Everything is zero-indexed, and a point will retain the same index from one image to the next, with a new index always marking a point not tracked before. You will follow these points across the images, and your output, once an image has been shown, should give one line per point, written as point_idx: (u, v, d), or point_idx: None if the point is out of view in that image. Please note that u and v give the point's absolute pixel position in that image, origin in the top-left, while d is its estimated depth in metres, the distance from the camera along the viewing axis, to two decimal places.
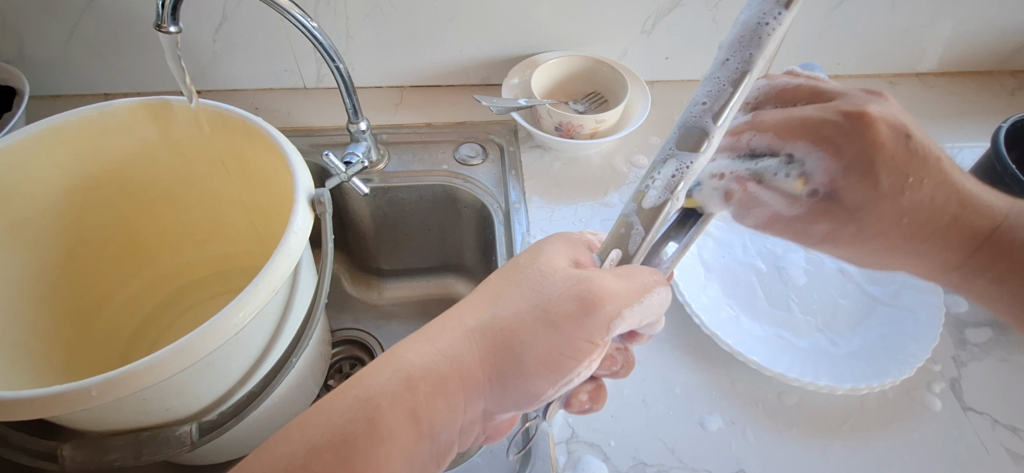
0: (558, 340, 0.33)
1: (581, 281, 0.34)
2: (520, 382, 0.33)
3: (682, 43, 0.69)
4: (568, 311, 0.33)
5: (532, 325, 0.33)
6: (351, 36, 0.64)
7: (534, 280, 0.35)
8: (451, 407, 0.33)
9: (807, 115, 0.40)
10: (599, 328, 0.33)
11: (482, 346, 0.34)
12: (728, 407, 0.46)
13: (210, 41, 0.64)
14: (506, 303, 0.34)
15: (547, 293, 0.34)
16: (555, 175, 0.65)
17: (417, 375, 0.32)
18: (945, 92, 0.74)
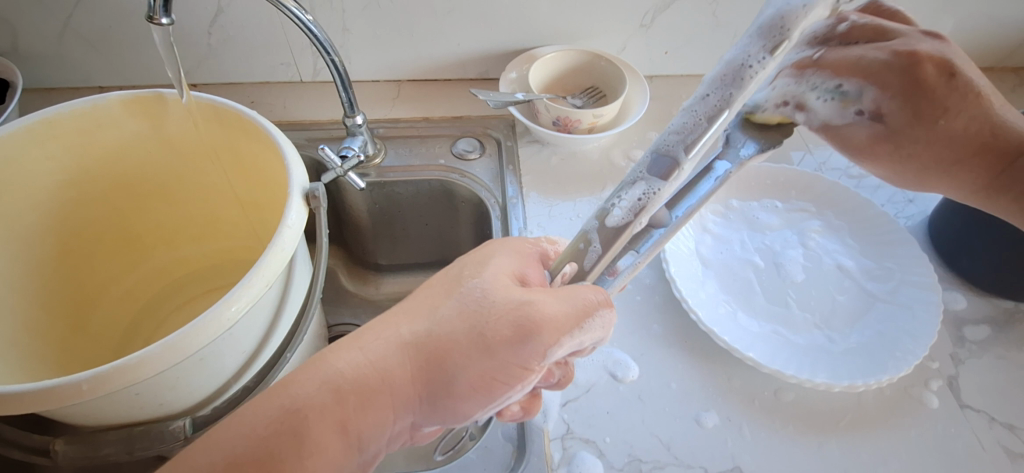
0: (493, 364, 0.32)
1: (521, 306, 0.33)
2: (451, 402, 0.32)
3: (681, 37, 0.69)
4: (506, 332, 0.32)
5: (469, 345, 0.32)
6: (347, 29, 0.64)
7: (477, 294, 0.34)
8: (379, 422, 0.32)
9: (862, 55, 0.32)
10: (536, 352, 0.32)
11: (416, 361, 0.33)
12: (724, 404, 0.46)
13: (205, 34, 0.64)
14: (448, 312, 0.34)
15: (487, 312, 0.33)
16: (553, 170, 0.64)
17: (345, 389, 0.31)
18: None
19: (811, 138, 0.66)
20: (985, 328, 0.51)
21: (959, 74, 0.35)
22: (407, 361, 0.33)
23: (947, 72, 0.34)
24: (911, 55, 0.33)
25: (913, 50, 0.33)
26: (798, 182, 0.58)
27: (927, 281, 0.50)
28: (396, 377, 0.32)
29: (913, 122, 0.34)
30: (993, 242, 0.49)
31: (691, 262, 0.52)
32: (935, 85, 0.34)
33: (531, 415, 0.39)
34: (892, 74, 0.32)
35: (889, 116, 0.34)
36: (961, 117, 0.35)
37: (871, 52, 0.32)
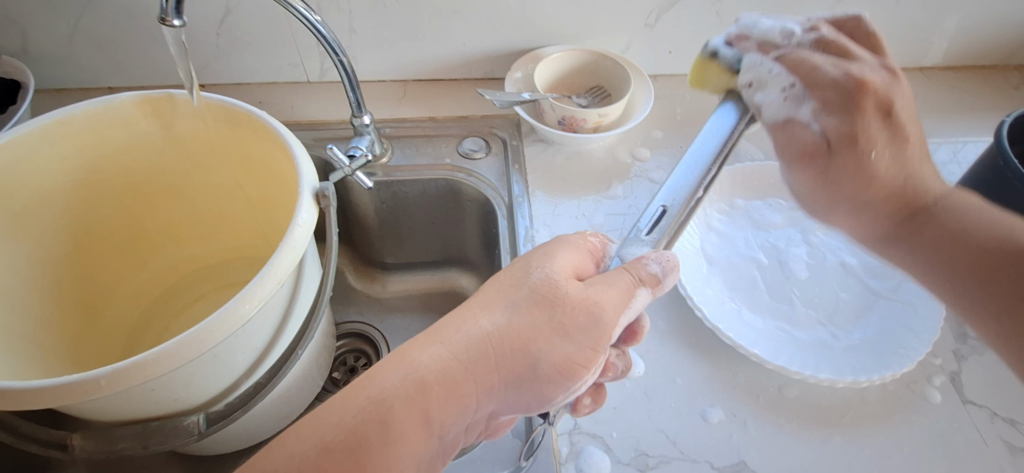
0: (572, 347, 0.35)
1: (587, 296, 0.37)
2: (535, 387, 0.35)
3: (685, 37, 0.69)
4: (580, 322, 0.36)
5: (546, 332, 0.35)
6: (354, 30, 0.64)
7: (547, 288, 0.37)
8: (468, 414, 0.35)
9: (819, 66, 0.43)
10: (601, 333, 0.36)
11: (495, 350, 0.35)
12: (729, 399, 0.46)
13: (213, 34, 0.65)
14: (523, 304, 0.36)
15: (559, 301, 0.36)
16: (558, 169, 0.64)
17: (434, 384, 0.34)
18: (950, 87, 0.74)
19: None
20: None
21: (898, 115, 0.43)
22: (485, 353, 0.35)
23: (883, 114, 0.43)
24: (861, 81, 0.42)
25: (867, 79, 0.43)
26: None
27: None
28: (475, 371, 0.35)
29: (844, 141, 0.43)
30: None
31: (695, 259, 0.53)
32: (870, 99, 0.42)
33: (599, 403, 0.42)
34: (835, 92, 0.42)
35: (840, 128, 0.43)
36: (883, 156, 0.43)
37: (833, 66, 0.43)
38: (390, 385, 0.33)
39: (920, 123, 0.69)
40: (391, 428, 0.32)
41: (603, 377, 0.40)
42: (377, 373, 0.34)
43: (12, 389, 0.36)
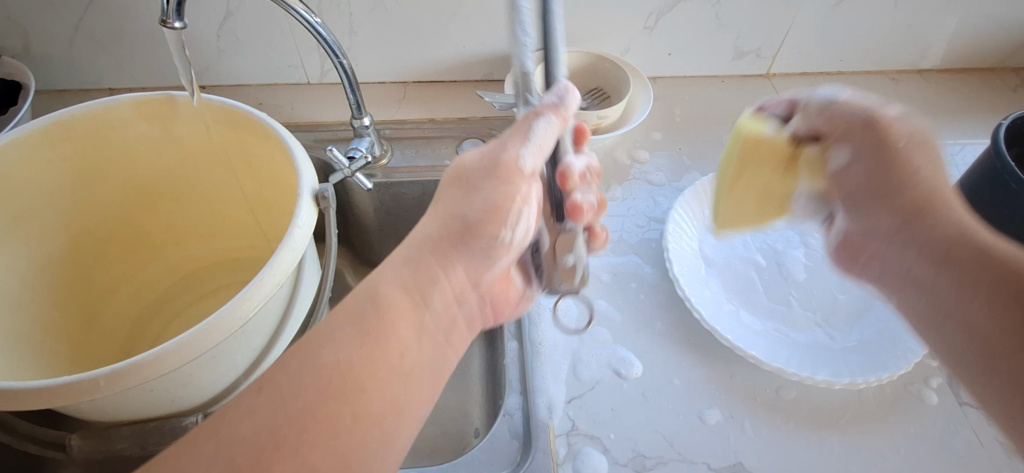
0: (489, 187, 0.41)
1: (492, 164, 0.42)
2: (477, 232, 0.41)
3: (684, 39, 0.69)
4: (490, 243, 0.41)
5: (463, 228, 0.41)
6: (354, 32, 0.65)
7: (455, 198, 0.42)
8: (415, 348, 0.37)
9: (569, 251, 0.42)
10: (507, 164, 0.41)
11: (435, 254, 0.40)
12: (726, 401, 0.46)
13: (214, 36, 0.65)
14: (437, 223, 0.41)
15: (467, 203, 0.41)
16: None
17: (369, 331, 0.35)
18: (949, 90, 0.74)
19: None
20: None
21: None
22: (413, 286, 0.38)
23: None
24: None
25: None
26: None
27: None
28: (423, 273, 0.39)
29: None
30: None
31: (693, 261, 0.53)
32: None
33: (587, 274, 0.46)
34: None
35: None
36: None
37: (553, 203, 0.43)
38: (326, 336, 0.34)
39: None
40: (346, 370, 0.33)
41: (577, 217, 0.43)
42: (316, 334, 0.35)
43: (12, 388, 0.36)
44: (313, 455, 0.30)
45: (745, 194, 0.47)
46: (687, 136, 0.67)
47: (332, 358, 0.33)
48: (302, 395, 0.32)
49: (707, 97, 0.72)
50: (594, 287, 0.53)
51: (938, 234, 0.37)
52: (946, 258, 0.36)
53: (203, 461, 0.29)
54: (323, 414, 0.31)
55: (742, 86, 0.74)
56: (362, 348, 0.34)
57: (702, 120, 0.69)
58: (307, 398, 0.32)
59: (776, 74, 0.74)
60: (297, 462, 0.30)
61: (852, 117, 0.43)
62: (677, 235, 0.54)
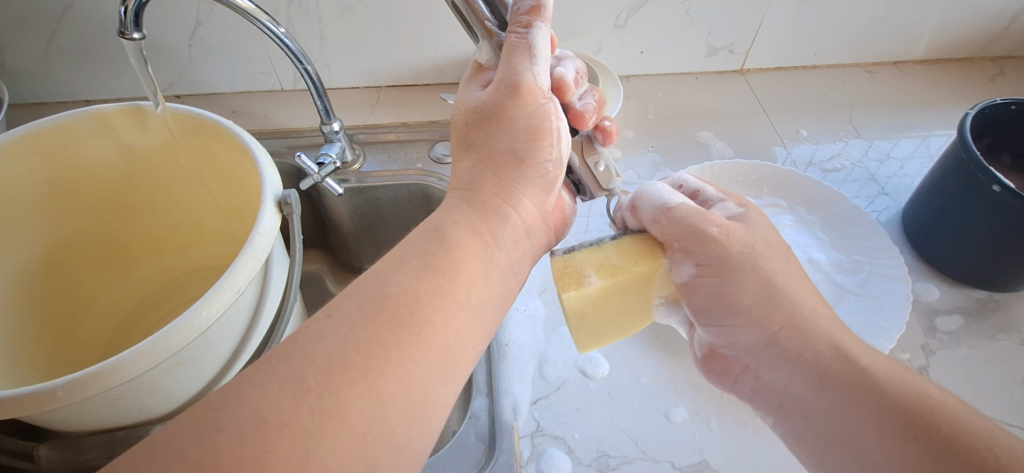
0: (522, 121, 0.40)
1: (502, 109, 0.40)
2: (526, 164, 0.41)
3: (655, 36, 0.69)
4: (545, 153, 0.41)
5: (508, 182, 0.40)
6: (324, 38, 0.65)
7: (487, 158, 0.40)
8: (484, 280, 0.35)
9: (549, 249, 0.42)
10: (532, 91, 0.40)
11: (486, 212, 0.38)
12: (693, 399, 0.46)
13: (186, 45, 0.65)
14: (474, 188, 0.39)
15: (496, 157, 0.40)
16: None
17: (439, 264, 0.33)
18: (925, 80, 0.73)
19: (784, 132, 0.67)
20: (957, 317, 0.51)
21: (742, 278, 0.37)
22: (472, 215, 0.38)
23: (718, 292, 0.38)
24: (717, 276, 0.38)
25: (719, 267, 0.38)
26: (770, 178, 0.59)
27: (897, 273, 0.50)
28: (489, 226, 0.38)
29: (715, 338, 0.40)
30: (962, 235, 0.50)
31: None
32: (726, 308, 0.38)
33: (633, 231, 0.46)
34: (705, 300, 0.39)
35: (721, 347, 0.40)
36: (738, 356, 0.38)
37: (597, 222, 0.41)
38: (388, 273, 0.32)
39: (895, 117, 0.69)
40: (410, 298, 0.31)
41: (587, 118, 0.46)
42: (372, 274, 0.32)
43: None
44: (387, 392, 0.28)
45: (600, 332, 0.41)
46: (659, 134, 0.67)
47: (406, 291, 0.31)
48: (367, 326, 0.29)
49: (681, 94, 0.72)
50: None
51: (811, 351, 0.34)
52: (828, 374, 0.33)
53: (269, 391, 0.26)
54: (393, 347, 0.29)
55: (717, 82, 0.73)
56: (434, 282, 0.32)
57: (675, 117, 0.69)
58: (371, 329, 0.29)
59: (751, 69, 0.74)
60: (370, 394, 0.27)
61: (687, 226, 0.39)
62: None
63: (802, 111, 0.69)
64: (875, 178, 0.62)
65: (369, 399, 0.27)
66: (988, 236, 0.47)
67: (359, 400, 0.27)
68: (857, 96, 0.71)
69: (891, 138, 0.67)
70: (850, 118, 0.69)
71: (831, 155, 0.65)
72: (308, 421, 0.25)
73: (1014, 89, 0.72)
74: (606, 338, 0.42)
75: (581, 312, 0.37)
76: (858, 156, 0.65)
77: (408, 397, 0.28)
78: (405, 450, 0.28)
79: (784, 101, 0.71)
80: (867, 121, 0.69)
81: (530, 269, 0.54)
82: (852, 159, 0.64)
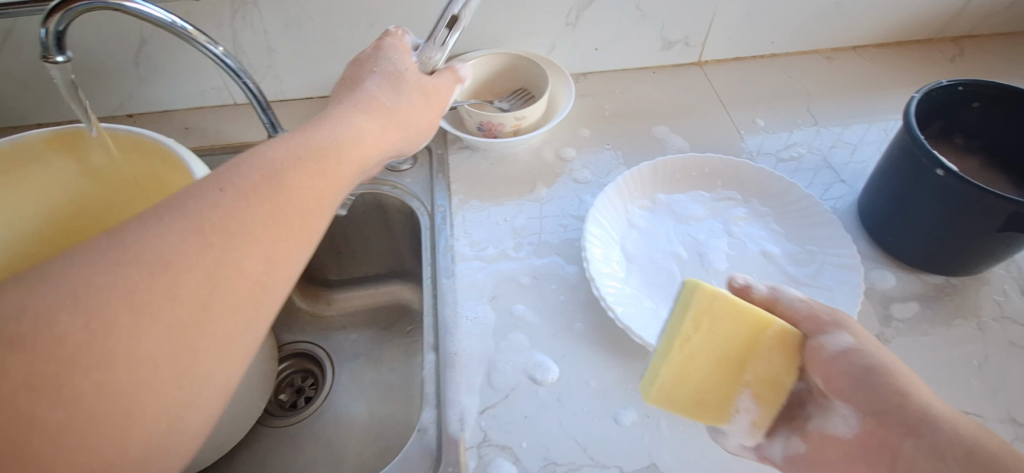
0: (393, 98, 0.41)
1: (382, 83, 0.42)
2: (392, 120, 0.41)
3: (608, 32, 0.68)
4: (411, 122, 0.42)
5: (363, 129, 0.38)
6: (272, 50, 0.65)
7: (353, 104, 0.40)
8: (313, 211, 0.32)
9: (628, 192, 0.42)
10: (412, 79, 0.43)
11: (335, 142, 0.35)
12: (643, 400, 0.45)
13: (132, 64, 0.65)
14: (329, 119, 0.37)
15: (364, 106, 0.40)
16: (483, 176, 0.62)
17: (280, 203, 0.30)
18: (885, 64, 0.72)
19: (741, 124, 0.66)
20: (913, 305, 0.50)
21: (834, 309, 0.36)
22: (313, 156, 0.34)
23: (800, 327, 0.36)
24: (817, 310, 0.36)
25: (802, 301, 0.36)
26: (723, 171, 0.58)
27: (850, 261, 0.49)
28: (334, 160, 0.35)
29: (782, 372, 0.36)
30: (913, 220, 0.49)
31: (613, 257, 0.52)
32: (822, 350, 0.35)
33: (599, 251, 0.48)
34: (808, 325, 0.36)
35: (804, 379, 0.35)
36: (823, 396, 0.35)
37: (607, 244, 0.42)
38: (220, 196, 0.29)
39: (853, 103, 0.68)
40: (236, 232, 0.28)
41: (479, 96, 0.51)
42: (205, 191, 0.29)
43: None
44: (184, 332, 0.26)
45: (709, 393, 0.35)
46: (615, 131, 0.66)
47: (241, 225, 0.29)
48: (182, 255, 0.26)
49: (638, 90, 0.71)
50: (514, 291, 0.52)
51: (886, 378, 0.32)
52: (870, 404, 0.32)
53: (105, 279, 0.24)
54: (213, 285, 0.27)
55: (674, 76, 0.72)
56: (267, 221, 0.29)
57: (631, 113, 0.68)
58: (185, 258, 0.26)
59: (708, 61, 0.73)
60: (163, 331, 0.25)
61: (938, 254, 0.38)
62: (597, 234, 0.53)
63: (759, 101, 0.69)
64: (832, 166, 0.62)
65: (165, 334, 0.25)
66: (938, 220, 0.46)
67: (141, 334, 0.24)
68: (816, 84, 0.70)
69: (848, 125, 0.66)
70: (808, 106, 0.68)
71: (787, 145, 0.64)
72: (64, 361, 0.23)
73: (973, 70, 0.71)
74: (711, 404, 0.35)
75: (689, 354, 0.33)
76: (815, 144, 0.64)
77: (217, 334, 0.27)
78: (196, 390, 0.26)
79: (742, 92, 0.70)
80: (825, 108, 0.68)
81: (481, 275, 0.53)
82: (809, 148, 0.63)
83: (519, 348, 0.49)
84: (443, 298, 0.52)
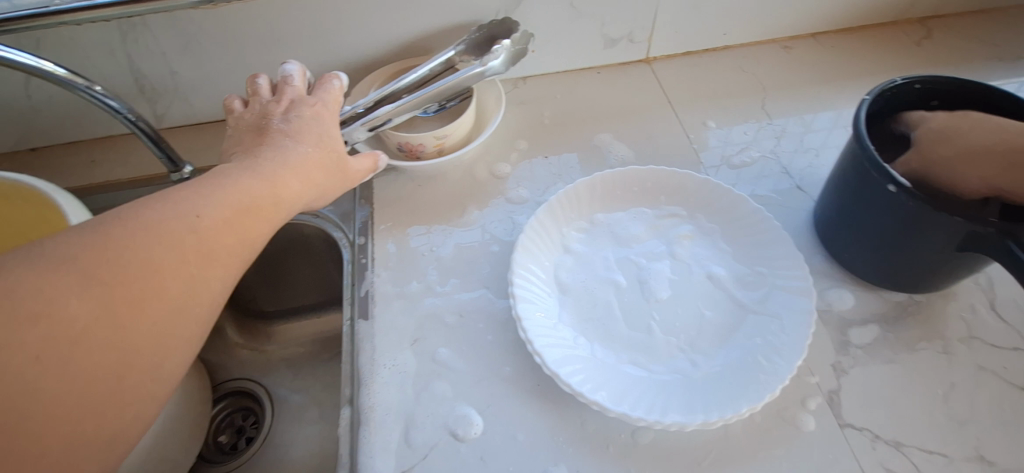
0: (310, 144, 0.43)
1: (306, 120, 0.46)
2: (298, 169, 0.41)
3: (544, 32, 0.63)
4: (311, 166, 0.42)
5: (258, 190, 0.37)
6: (174, 72, 0.59)
7: (261, 160, 0.40)
8: (201, 287, 0.32)
9: None
10: (330, 110, 0.48)
11: (228, 209, 0.35)
12: (574, 454, 0.41)
13: (21, 96, 0.59)
14: (221, 180, 0.37)
15: (264, 164, 0.40)
16: (409, 199, 0.57)
17: (186, 249, 0.32)
18: (846, 51, 0.67)
19: (691, 127, 0.61)
20: (872, 327, 0.46)
21: None
22: (247, 208, 0.36)
23: None
24: None
25: None
26: (667, 184, 0.53)
27: (799, 285, 0.45)
28: (224, 228, 0.34)
29: None
30: (868, 234, 0.44)
31: (545, 289, 0.48)
32: None
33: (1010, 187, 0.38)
34: None
35: None
36: None
37: None
38: (84, 267, 0.28)
39: (812, 97, 0.63)
40: (146, 273, 0.30)
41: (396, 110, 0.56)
42: (108, 226, 0.31)
43: None
44: (84, 370, 0.28)
45: None
46: (554, 142, 0.61)
47: (136, 273, 0.30)
48: (85, 301, 0.28)
49: (580, 93, 0.65)
50: (437, 332, 0.48)
51: None
52: None
53: None
54: (115, 325, 0.29)
55: (621, 75, 0.67)
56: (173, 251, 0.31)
57: (573, 120, 0.63)
58: (89, 307, 0.28)
59: (658, 57, 0.68)
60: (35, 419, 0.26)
61: None
62: (527, 265, 0.48)
63: (710, 100, 0.63)
64: (787, 171, 0.57)
65: (71, 369, 0.27)
66: (894, 236, 0.42)
67: (51, 371, 0.27)
68: (772, 77, 0.65)
69: (807, 123, 0.61)
70: (763, 103, 0.63)
71: (739, 148, 0.59)
72: None
73: (939, 54, 0.66)
74: None
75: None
76: (771, 146, 0.59)
77: (125, 367, 0.29)
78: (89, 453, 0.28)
79: (692, 90, 0.65)
80: (781, 104, 0.63)
81: (402, 316, 0.49)
82: (764, 151, 0.59)
83: (440, 399, 0.44)
84: (361, 344, 0.47)
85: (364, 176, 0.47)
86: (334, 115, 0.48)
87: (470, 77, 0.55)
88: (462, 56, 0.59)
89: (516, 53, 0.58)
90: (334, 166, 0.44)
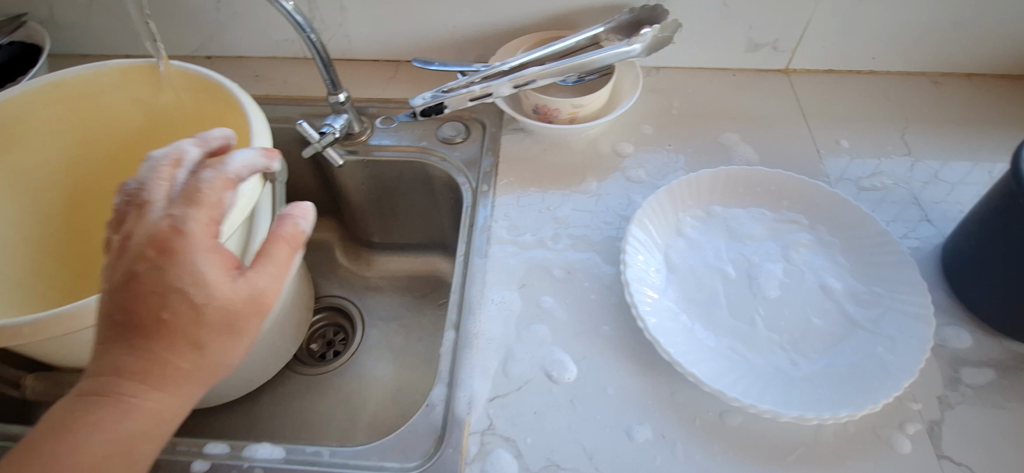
0: (173, 262, 0.30)
1: (182, 202, 0.32)
2: (203, 345, 0.31)
3: (690, 26, 0.64)
4: (182, 367, 0.31)
5: (156, 346, 0.31)
6: (343, 7, 0.65)
7: (149, 305, 0.30)
8: None
9: None
10: (218, 193, 0.32)
11: (146, 425, 0.31)
12: (661, 419, 0.43)
13: (213, 8, 0.67)
14: (111, 344, 0.31)
15: (132, 299, 0.30)
16: (533, 160, 0.61)
17: (96, 465, 0.30)
18: (1003, 97, 0.64)
19: (822, 143, 0.61)
20: (988, 371, 0.45)
21: None
22: (141, 433, 0.31)
23: None
24: None
25: None
26: (792, 190, 0.53)
27: (919, 312, 0.44)
28: (156, 421, 0.31)
29: None
30: (1001, 275, 0.43)
31: (655, 264, 0.50)
32: None
33: None
34: None
35: None
36: None
37: None
38: None
39: (957, 136, 0.61)
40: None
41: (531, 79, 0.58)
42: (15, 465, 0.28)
43: None
44: None
45: None
46: (680, 132, 0.62)
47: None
48: None
49: (713, 91, 0.66)
50: (544, 281, 0.50)
51: None
52: None
53: None
54: None
55: (756, 80, 0.67)
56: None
57: (702, 116, 0.64)
58: None
59: (797, 70, 0.68)
60: None
61: None
62: (641, 237, 0.50)
63: (846, 120, 0.63)
64: (919, 203, 0.55)
65: None
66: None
67: None
68: (915, 109, 0.64)
69: (947, 160, 0.59)
70: (902, 133, 0.61)
71: (870, 172, 0.58)
72: None
73: None
74: None
75: None
76: (905, 176, 0.57)
77: None
78: None
79: (828, 107, 0.64)
80: (923, 137, 0.61)
81: (514, 261, 0.52)
82: (897, 179, 0.57)
83: (540, 341, 0.47)
84: (473, 278, 0.51)
85: (275, 290, 0.33)
86: (223, 197, 0.32)
87: (615, 55, 0.57)
88: (608, 35, 0.61)
89: (660, 39, 0.60)
90: (236, 285, 0.32)
